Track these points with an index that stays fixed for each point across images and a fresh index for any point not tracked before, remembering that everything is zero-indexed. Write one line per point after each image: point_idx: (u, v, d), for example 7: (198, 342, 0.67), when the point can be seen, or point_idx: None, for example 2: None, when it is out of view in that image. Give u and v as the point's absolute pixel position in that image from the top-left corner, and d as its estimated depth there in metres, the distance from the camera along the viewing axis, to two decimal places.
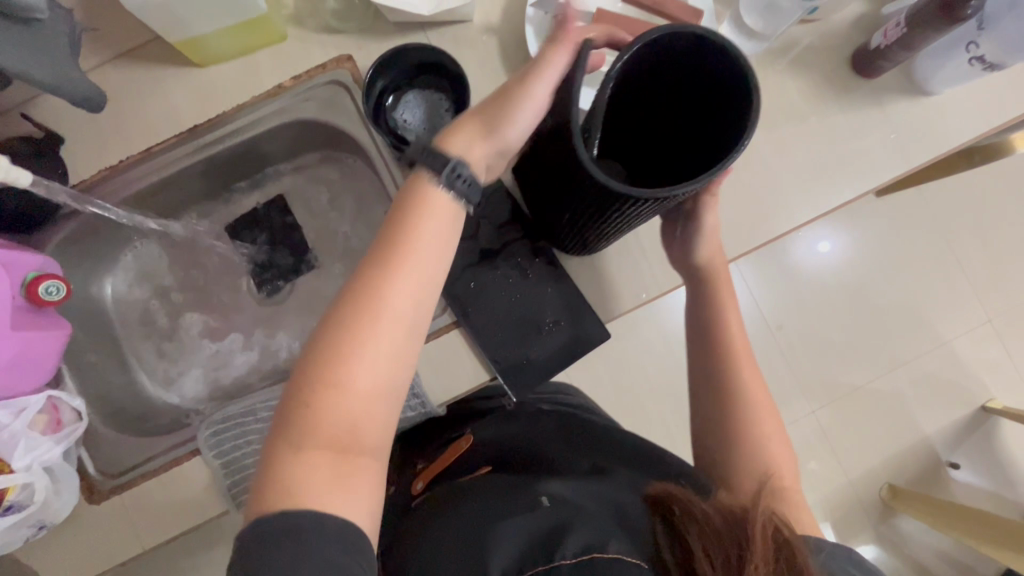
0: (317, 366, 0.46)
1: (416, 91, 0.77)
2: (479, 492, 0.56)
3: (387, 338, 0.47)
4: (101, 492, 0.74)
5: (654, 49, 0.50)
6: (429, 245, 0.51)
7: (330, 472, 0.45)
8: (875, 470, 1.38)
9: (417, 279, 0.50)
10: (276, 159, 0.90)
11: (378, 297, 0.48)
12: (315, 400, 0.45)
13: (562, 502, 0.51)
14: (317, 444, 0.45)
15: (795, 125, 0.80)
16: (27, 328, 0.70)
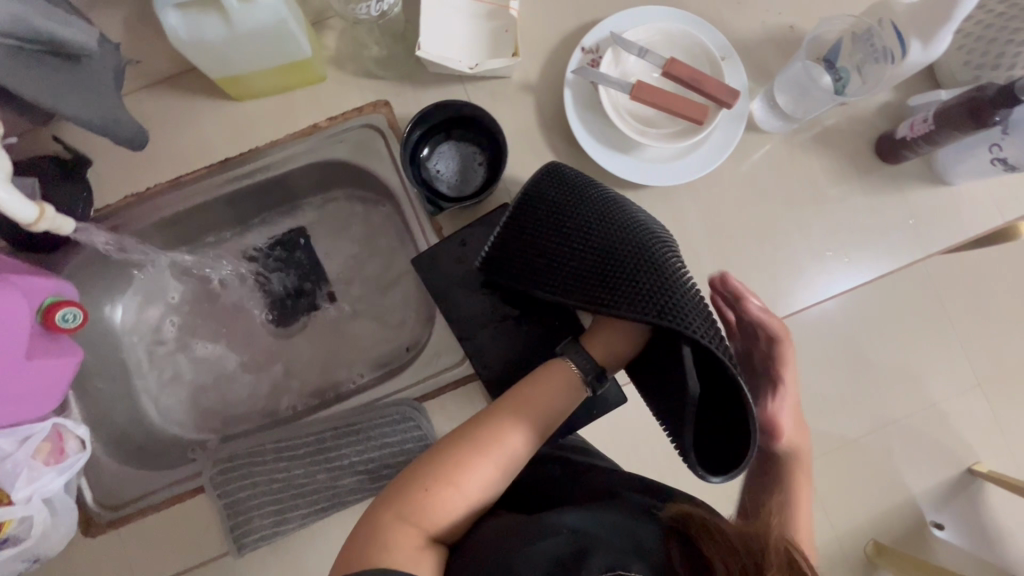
0: (440, 466, 0.57)
1: (451, 142, 0.79)
2: (510, 521, 0.59)
3: (496, 461, 0.58)
4: (98, 525, 0.73)
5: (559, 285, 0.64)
6: (552, 412, 0.62)
7: (410, 545, 0.53)
8: (862, 528, 1.28)
9: (536, 435, 0.61)
10: (302, 193, 0.90)
11: (504, 429, 0.60)
12: (432, 480, 0.56)
13: (581, 531, 0.55)
14: (412, 524, 0.54)
15: (817, 202, 0.82)
16: (41, 356, 0.68)
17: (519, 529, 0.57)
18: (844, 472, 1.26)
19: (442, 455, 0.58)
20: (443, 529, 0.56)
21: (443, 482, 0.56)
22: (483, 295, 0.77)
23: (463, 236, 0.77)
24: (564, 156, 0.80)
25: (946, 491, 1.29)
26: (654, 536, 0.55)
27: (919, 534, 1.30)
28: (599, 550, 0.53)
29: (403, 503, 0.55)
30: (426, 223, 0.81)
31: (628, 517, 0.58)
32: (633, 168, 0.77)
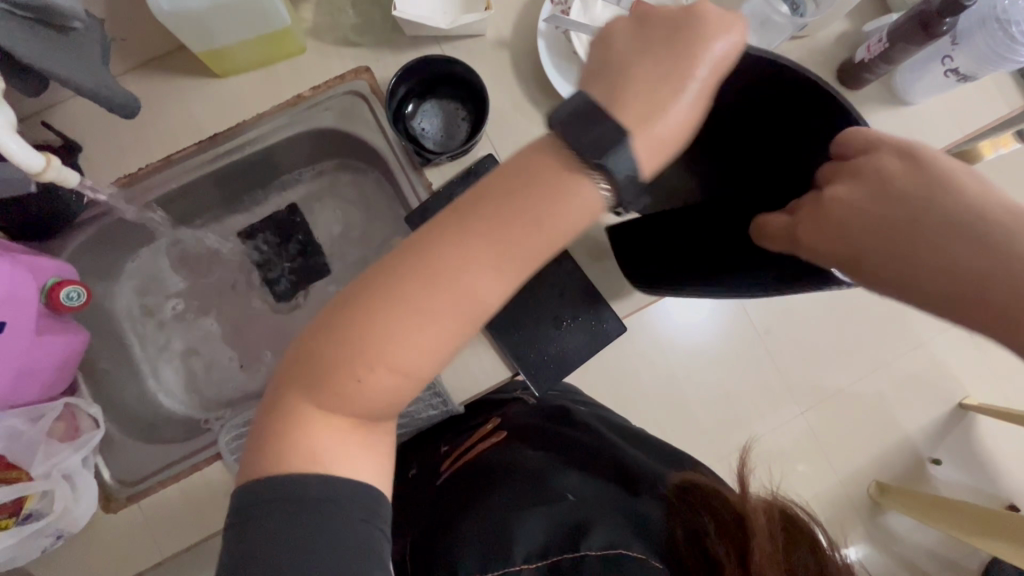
0: (382, 307, 0.40)
1: (434, 100, 0.82)
2: (512, 480, 0.65)
3: (456, 304, 0.40)
4: (117, 500, 0.73)
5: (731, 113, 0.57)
6: (483, 243, 0.40)
7: (349, 437, 0.41)
8: (863, 467, 1.31)
9: (512, 271, 0.41)
10: (292, 167, 0.92)
11: (467, 264, 0.40)
12: (372, 328, 0.40)
13: (582, 500, 0.61)
14: (348, 406, 0.41)
15: None
16: (48, 334, 0.69)
17: (524, 492, 0.62)
18: (837, 412, 1.30)
19: (384, 311, 0.40)
20: (391, 398, 0.42)
21: (382, 336, 0.40)
22: None
23: (452, 189, 0.80)
24: (543, 106, 0.83)
25: (938, 423, 1.33)
26: (653, 511, 0.60)
27: (915, 468, 1.33)
28: (598, 524, 0.57)
29: (335, 369, 0.40)
30: (416, 181, 0.83)
31: (633, 499, 0.62)
32: None
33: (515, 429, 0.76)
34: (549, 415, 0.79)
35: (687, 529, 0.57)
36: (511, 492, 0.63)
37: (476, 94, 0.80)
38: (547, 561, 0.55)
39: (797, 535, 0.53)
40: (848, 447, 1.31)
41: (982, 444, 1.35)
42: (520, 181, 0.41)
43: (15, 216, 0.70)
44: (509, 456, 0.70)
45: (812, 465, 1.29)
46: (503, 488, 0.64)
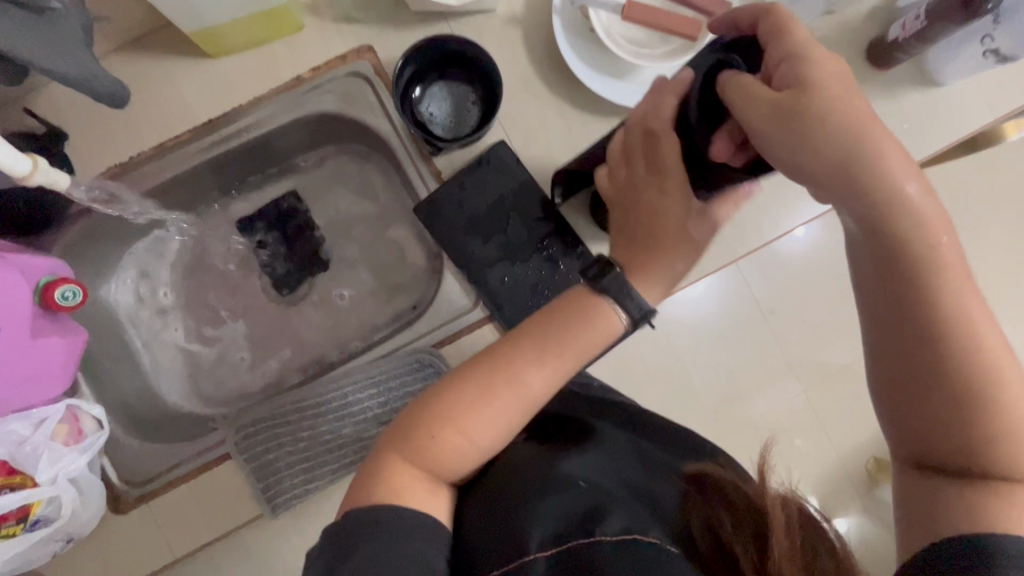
0: (463, 399, 0.52)
1: (444, 83, 0.77)
2: (519, 467, 0.57)
3: (511, 410, 0.53)
4: (127, 501, 0.72)
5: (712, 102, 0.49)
6: (536, 357, 0.54)
7: (427, 484, 0.51)
8: (862, 445, 1.32)
9: (557, 379, 0.55)
10: (291, 153, 0.88)
11: (524, 377, 0.53)
12: (452, 411, 0.52)
13: (596, 484, 0.53)
14: (425, 466, 0.51)
15: None
16: (44, 335, 0.66)
17: (530, 478, 0.55)
18: (841, 393, 1.30)
19: (465, 394, 0.52)
20: (461, 467, 0.53)
21: (459, 423, 0.51)
22: (492, 236, 0.76)
23: (463, 178, 0.76)
24: (558, 88, 0.78)
25: None
26: (672, 497, 0.54)
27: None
28: (612, 509, 0.50)
29: (415, 442, 0.51)
30: (424, 170, 0.79)
31: (648, 484, 0.56)
32: (627, 92, 0.77)
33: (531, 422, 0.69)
34: (555, 397, 0.72)
35: (704, 521, 0.51)
36: (514, 485, 0.54)
37: (487, 76, 0.75)
38: (560, 547, 0.47)
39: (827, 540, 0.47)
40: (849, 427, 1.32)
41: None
42: (571, 307, 0.56)
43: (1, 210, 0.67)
44: (519, 445, 0.62)
45: (813, 444, 1.30)
46: (506, 481, 0.56)
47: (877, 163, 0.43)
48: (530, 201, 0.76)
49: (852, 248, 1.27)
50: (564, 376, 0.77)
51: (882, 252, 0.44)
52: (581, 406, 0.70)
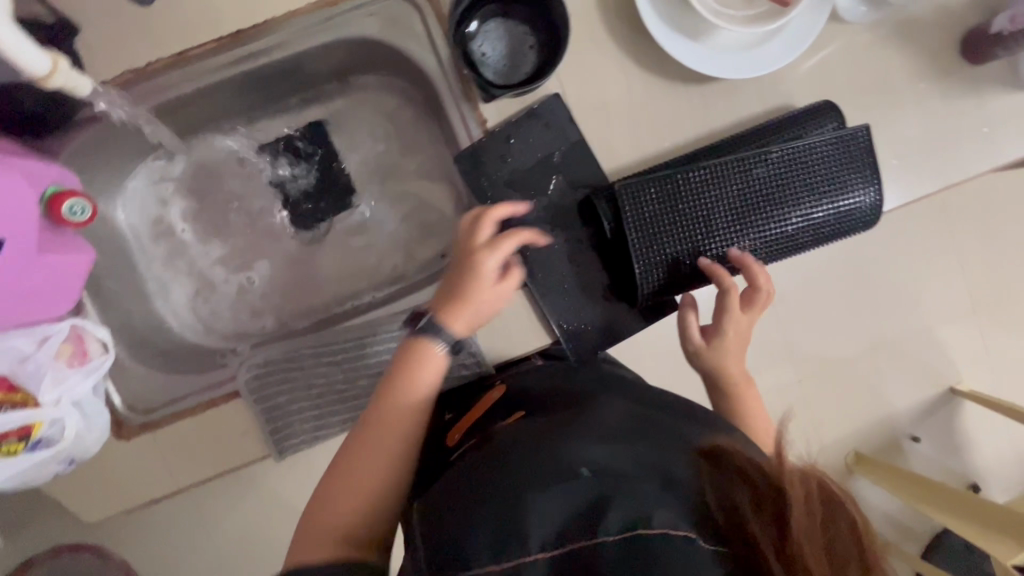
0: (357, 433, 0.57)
1: (502, 19, 0.70)
2: (515, 453, 0.52)
3: (398, 422, 0.57)
4: (130, 428, 0.71)
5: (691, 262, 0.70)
6: (404, 374, 0.59)
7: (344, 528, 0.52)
8: (846, 437, 1.34)
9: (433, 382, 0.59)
10: (323, 78, 0.81)
11: (398, 395, 0.58)
12: (350, 446, 0.56)
13: (599, 470, 0.47)
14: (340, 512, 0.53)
15: (891, 108, 0.76)
16: (54, 251, 0.62)
17: (525, 467, 0.49)
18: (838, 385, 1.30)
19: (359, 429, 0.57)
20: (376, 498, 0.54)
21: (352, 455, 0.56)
22: (532, 197, 0.72)
23: (510, 130, 0.71)
24: (627, 43, 0.71)
25: (930, 403, 1.35)
26: (685, 471, 0.48)
27: (897, 444, 1.36)
28: (618, 498, 0.45)
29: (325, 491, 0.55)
30: (469, 115, 0.73)
31: (661, 455, 0.50)
32: (702, 56, 0.70)
33: (524, 402, 0.63)
34: (567, 372, 0.69)
35: (723, 503, 0.45)
36: (510, 465, 0.50)
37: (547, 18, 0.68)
38: (559, 552, 0.43)
39: (847, 519, 0.45)
40: (839, 420, 1.33)
41: (968, 431, 1.38)
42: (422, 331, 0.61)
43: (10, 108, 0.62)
44: (515, 429, 0.57)
45: (799, 431, 1.32)
46: (501, 462, 0.52)
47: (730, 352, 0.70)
48: (577, 165, 0.72)
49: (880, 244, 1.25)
50: (591, 354, 0.74)
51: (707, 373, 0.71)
52: (585, 377, 0.67)
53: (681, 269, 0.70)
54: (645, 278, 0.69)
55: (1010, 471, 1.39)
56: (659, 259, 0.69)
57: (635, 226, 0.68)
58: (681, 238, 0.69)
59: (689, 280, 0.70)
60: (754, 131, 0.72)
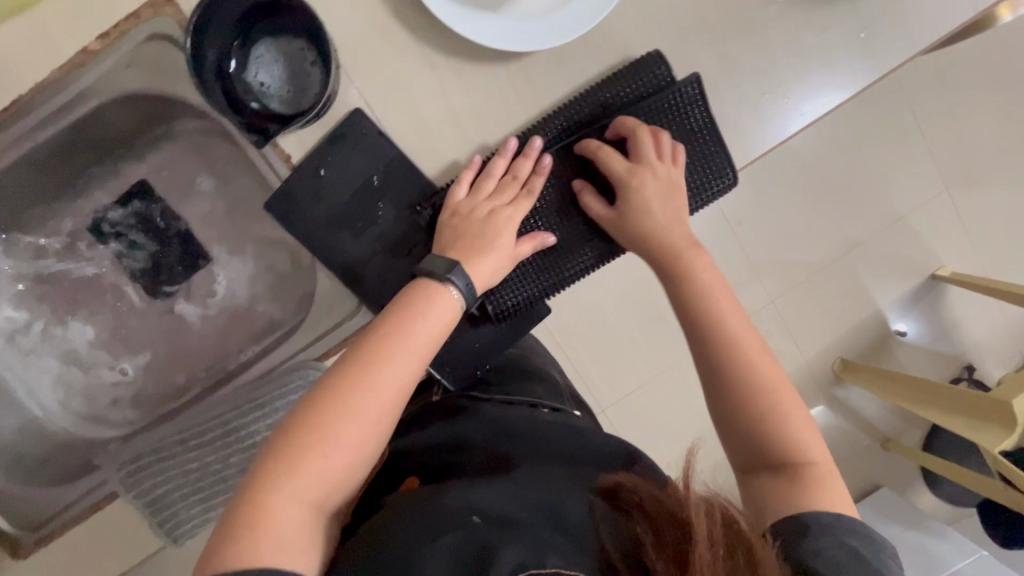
0: (286, 432, 0.48)
1: (267, 43, 0.61)
2: (405, 505, 0.49)
3: (354, 426, 0.48)
4: (26, 546, 0.70)
5: (578, 245, 0.66)
6: (384, 345, 0.52)
7: (299, 528, 0.45)
8: (828, 346, 1.23)
9: (414, 362, 0.53)
10: (125, 137, 0.73)
11: (355, 390, 0.49)
12: (284, 447, 0.47)
13: (488, 519, 0.46)
14: (293, 500, 0.45)
15: (741, 28, 0.65)
16: None
17: (415, 520, 0.46)
18: (806, 301, 1.21)
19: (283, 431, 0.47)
20: (332, 494, 0.48)
21: (301, 439, 0.47)
22: (364, 228, 0.65)
23: (318, 163, 0.63)
24: (425, 31, 0.62)
25: (913, 298, 1.24)
26: (579, 513, 0.49)
27: (886, 346, 1.26)
28: (507, 542, 0.44)
29: (247, 506, 0.44)
30: (271, 155, 0.64)
31: (546, 494, 0.51)
32: (509, 28, 0.60)
33: (411, 467, 0.59)
34: (453, 411, 0.66)
35: (621, 549, 0.44)
36: (397, 512, 0.48)
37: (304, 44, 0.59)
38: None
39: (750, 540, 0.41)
40: (816, 336, 1.23)
41: (962, 318, 1.26)
42: (405, 301, 0.56)
43: None
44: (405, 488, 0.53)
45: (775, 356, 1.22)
46: (389, 512, 0.49)
47: (703, 275, 0.62)
48: (403, 183, 0.64)
49: (821, 148, 1.17)
50: (468, 377, 0.70)
51: (683, 293, 0.62)
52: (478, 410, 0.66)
53: (568, 251, 0.66)
54: (493, 298, 0.66)
55: (1005, 362, 1.29)
56: (534, 259, 0.65)
57: (459, 230, 0.61)
58: (550, 229, 0.65)
59: (539, 286, 0.66)
60: (581, 103, 0.62)
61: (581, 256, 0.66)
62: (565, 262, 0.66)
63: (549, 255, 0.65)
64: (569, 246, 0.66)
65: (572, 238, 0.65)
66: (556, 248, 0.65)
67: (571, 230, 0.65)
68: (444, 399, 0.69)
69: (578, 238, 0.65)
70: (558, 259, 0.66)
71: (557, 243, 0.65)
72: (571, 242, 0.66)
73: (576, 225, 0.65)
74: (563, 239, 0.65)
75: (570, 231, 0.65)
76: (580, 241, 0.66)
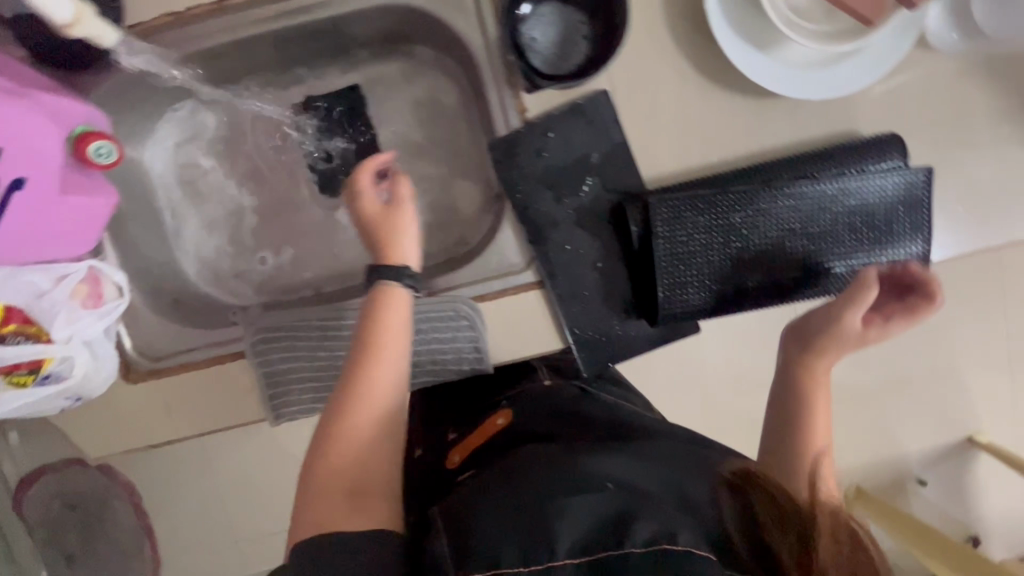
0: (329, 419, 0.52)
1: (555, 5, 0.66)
2: (540, 463, 0.50)
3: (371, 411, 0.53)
4: (138, 372, 0.72)
5: (760, 274, 0.66)
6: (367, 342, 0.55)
7: (343, 504, 0.48)
8: None
9: (361, 345, 0.55)
10: (363, 42, 0.78)
11: (364, 380, 0.53)
12: (328, 432, 0.52)
13: (626, 488, 0.46)
14: (334, 482, 0.49)
15: (965, 141, 0.69)
16: (76, 192, 0.61)
17: (553, 476, 0.47)
18: None
19: (327, 422, 0.52)
20: (368, 474, 0.50)
21: (340, 425, 0.52)
22: (564, 196, 0.69)
23: (548, 125, 0.67)
24: (687, 44, 0.66)
25: None
26: (704, 496, 0.49)
27: None
28: (645, 510, 0.43)
29: (301, 498, 0.50)
30: (507, 102, 0.68)
31: (675, 479, 0.50)
32: (767, 69, 0.64)
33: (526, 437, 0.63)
34: (575, 398, 0.70)
35: (740, 531, 0.46)
36: (532, 470, 0.49)
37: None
38: (589, 557, 0.40)
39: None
40: None
41: None
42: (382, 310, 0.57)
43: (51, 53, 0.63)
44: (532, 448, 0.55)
45: None
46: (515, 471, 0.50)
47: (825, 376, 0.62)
48: (615, 170, 0.68)
49: None
50: (599, 363, 0.72)
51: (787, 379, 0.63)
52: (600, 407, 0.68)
53: (750, 276, 0.66)
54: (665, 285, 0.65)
55: None
56: (716, 267, 0.65)
57: (670, 208, 0.64)
58: (744, 246, 0.65)
59: (707, 295, 0.66)
60: (823, 158, 0.66)
61: (758, 286, 0.66)
62: (740, 284, 0.66)
63: (732, 269, 0.66)
64: (753, 271, 0.66)
65: (759, 264, 0.66)
66: (739, 266, 0.65)
67: (762, 258, 0.65)
68: (566, 386, 0.72)
69: (763, 268, 0.66)
70: (736, 278, 0.66)
71: (744, 262, 0.66)
72: (757, 269, 0.66)
73: (769, 255, 0.65)
74: (751, 262, 0.65)
75: (761, 258, 0.65)
76: (765, 271, 0.66)
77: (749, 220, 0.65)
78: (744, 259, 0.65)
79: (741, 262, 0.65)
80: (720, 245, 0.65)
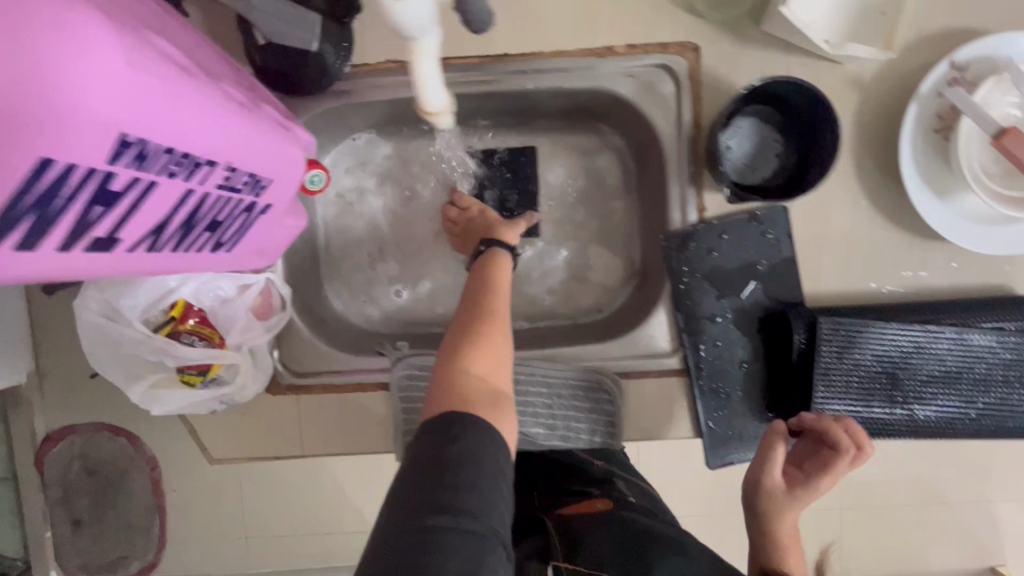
0: (463, 338, 0.54)
1: (752, 120, 0.71)
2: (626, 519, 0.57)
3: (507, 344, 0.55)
4: (280, 385, 0.74)
5: (914, 407, 0.67)
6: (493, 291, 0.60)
7: (485, 401, 0.48)
8: None
9: (480, 293, 0.59)
10: (548, 113, 0.80)
11: (489, 311, 0.57)
12: (469, 344, 0.53)
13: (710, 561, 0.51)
14: (473, 384, 0.49)
15: None
16: (288, 214, 0.63)
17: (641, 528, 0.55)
18: None
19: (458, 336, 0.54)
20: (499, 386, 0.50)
21: (480, 343, 0.53)
22: (728, 294, 0.72)
23: (724, 227, 0.71)
24: (868, 177, 0.71)
25: None
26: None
27: None
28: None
29: (438, 389, 0.49)
30: (690, 198, 0.72)
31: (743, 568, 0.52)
32: (946, 217, 0.68)
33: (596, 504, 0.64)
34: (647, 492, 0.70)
35: None
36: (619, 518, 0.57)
37: (800, 107, 0.68)
38: None
39: None
40: None
41: None
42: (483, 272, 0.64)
43: (286, 81, 0.68)
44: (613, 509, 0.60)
45: None
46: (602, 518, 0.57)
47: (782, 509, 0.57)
48: (781, 280, 0.71)
49: None
50: (725, 459, 0.73)
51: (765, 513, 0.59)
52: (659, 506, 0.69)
53: (904, 407, 0.67)
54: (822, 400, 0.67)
55: None
56: (874, 392, 0.67)
57: (844, 332, 0.66)
58: (902, 377, 0.67)
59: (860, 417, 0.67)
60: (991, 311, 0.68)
61: (910, 419, 0.67)
62: (894, 412, 0.67)
63: (887, 398, 0.67)
64: (908, 403, 0.67)
65: (913, 397, 0.67)
66: (895, 395, 0.67)
67: (918, 392, 0.67)
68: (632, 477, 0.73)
69: (916, 400, 0.67)
70: (890, 406, 0.67)
71: (899, 391, 0.67)
72: (913, 402, 0.67)
73: (925, 390, 0.67)
74: (907, 393, 0.67)
75: (917, 391, 0.67)
76: (918, 405, 0.67)
77: (913, 353, 0.67)
78: (901, 390, 0.67)
79: (897, 391, 0.67)
80: (882, 373, 0.67)
